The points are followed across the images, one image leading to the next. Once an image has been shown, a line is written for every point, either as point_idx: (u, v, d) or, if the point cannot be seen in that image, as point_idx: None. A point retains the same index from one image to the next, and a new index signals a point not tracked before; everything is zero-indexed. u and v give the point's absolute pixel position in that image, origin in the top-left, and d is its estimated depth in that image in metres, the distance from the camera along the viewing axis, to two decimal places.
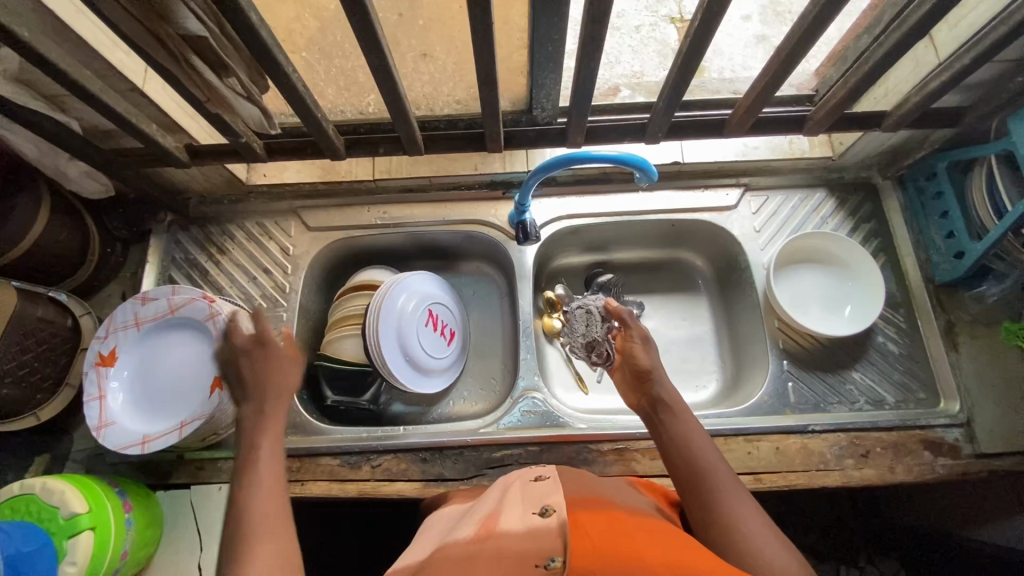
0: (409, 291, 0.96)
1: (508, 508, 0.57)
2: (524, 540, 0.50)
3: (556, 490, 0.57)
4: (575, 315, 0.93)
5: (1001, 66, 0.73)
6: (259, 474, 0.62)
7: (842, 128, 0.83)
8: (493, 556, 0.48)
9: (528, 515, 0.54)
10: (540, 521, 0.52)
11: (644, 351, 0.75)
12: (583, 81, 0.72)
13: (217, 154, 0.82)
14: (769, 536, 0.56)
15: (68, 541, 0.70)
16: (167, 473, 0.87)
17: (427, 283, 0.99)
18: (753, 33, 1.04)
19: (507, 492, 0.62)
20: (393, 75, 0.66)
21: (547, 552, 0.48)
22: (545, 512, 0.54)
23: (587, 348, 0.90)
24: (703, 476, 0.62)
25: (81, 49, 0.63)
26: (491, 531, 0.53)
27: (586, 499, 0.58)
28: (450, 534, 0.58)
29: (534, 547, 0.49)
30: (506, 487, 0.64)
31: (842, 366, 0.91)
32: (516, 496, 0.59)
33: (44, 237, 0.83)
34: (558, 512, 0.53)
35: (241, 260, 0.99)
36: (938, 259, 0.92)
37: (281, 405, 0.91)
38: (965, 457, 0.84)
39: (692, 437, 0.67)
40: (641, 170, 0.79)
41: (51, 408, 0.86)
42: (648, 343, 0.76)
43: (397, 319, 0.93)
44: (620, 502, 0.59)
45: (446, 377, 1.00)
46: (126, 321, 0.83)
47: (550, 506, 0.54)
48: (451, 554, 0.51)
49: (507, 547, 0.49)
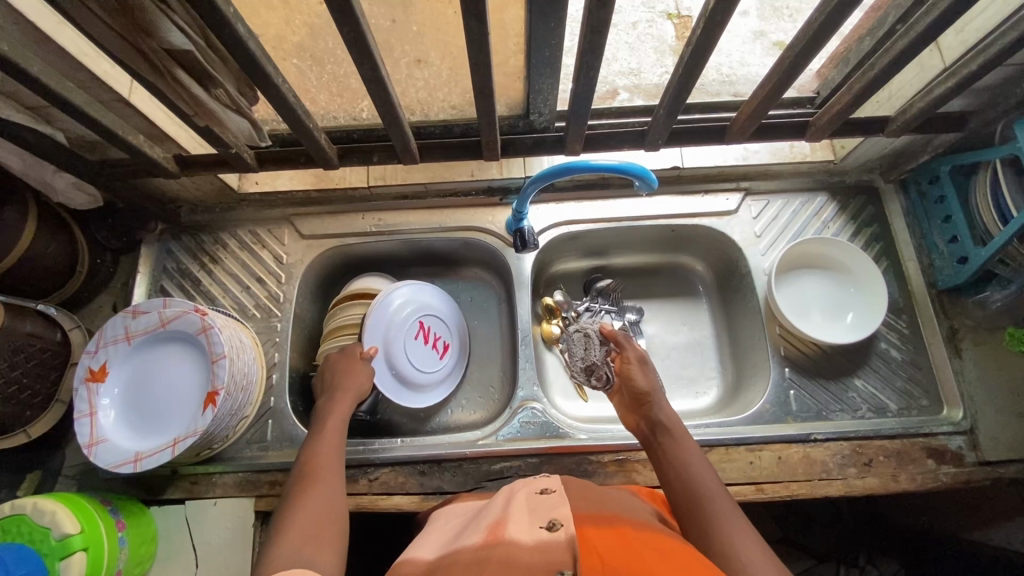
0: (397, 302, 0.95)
1: (515, 516, 0.56)
2: (533, 551, 0.48)
3: (563, 505, 0.56)
4: (573, 338, 0.96)
5: (1007, 71, 0.72)
6: (321, 446, 0.70)
7: (844, 133, 0.82)
8: (500, 566, 0.47)
9: (535, 529, 0.52)
10: (547, 534, 0.51)
11: (642, 374, 0.78)
12: (582, 89, 0.71)
13: (205, 165, 0.80)
14: (768, 567, 0.53)
15: (59, 563, 0.68)
16: (161, 488, 0.86)
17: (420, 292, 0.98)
18: (751, 29, 1.02)
19: (512, 501, 0.61)
20: (386, 85, 0.65)
21: (556, 565, 0.46)
22: (552, 526, 0.52)
23: (585, 373, 0.94)
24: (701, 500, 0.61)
25: (65, 62, 0.61)
26: (499, 538, 0.51)
27: (595, 514, 0.56)
28: (457, 538, 0.57)
29: (543, 559, 0.47)
30: (510, 496, 0.63)
31: (844, 373, 0.90)
32: (522, 506, 0.58)
33: (31, 249, 0.81)
34: (566, 527, 0.51)
35: (234, 269, 0.98)
36: (941, 264, 0.91)
37: (276, 418, 0.90)
38: (968, 465, 0.84)
39: (692, 461, 0.66)
40: (641, 179, 0.78)
41: (42, 424, 0.85)
42: (645, 365, 0.79)
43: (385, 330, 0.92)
44: (625, 516, 0.58)
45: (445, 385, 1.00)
46: (117, 335, 0.81)
47: (557, 520, 0.53)
48: (457, 564, 0.50)
49: (515, 555, 0.48)
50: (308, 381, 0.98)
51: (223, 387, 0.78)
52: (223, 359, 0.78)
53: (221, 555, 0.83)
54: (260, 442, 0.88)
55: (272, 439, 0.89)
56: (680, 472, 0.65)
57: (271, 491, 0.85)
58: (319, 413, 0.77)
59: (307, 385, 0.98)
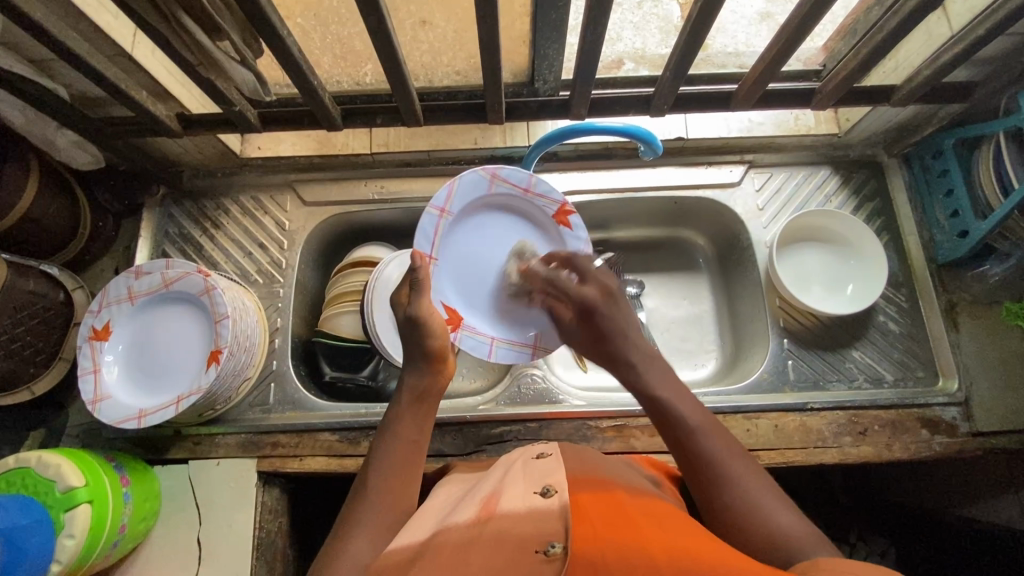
0: (548, 195, 0.86)
1: (510, 485, 0.56)
2: (525, 523, 0.48)
3: (559, 471, 0.56)
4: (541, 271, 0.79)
5: (1013, 40, 0.72)
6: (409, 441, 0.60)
7: (850, 103, 0.82)
8: (494, 544, 0.46)
9: (529, 495, 0.52)
10: (541, 502, 0.51)
11: (586, 286, 0.72)
12: (588, 50, 0.70)
13: (207, 123, 0.80)
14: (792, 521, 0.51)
15: (64, 515, 0.69)
16: (165, 448, 0.87)
17: (507, 184, 0.84)
18: (756, 9, 0.92)
19: (509, 469, 0.61)
20: (391, 42, 0.64)
21: (548, 536, 0.46)
22: (546, 493, 0.52)
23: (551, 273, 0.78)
24: (691, 449, 0.57)
25: (68, 11, 0.62)
26: (492, 512, 0.51)
27: (589, 478, 0.56)
28: (452, 510, 0.56)
29: (535, 530, 0.47)
30: (507, 466, 0.63)
31: (842, 345, 0.91)
32: (518, 473, 0.58)
33: (34, 207, 0.81)
34: (560, 494, 0.51)
35: (236, 235, 0.97)
36: (941, 238, 0.91)
37: (279, 380, 0.91)
38: (961, 435, 0.85)
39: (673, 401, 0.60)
40: (646, 143, 0.79)
41: (45, 382, 0.85)
42: (616, 300, 0.70)
43: (571, 238, 0.87)
44: (623, 484, 0.57)
45: (476, 353, 0.82)
46: (119, 295, 0.82)
47: (552, 486, 0.53)
48: (451, 537, 0.49)
49: (511, 530, 0.48)
50: (310, 348, 0.99)
51: (225, 345, 0.78)
52: (226, 320, 0.79)
53: (224, 513, 0.84)
54: (262, 405, 0.90)
55: (274, 402, 0.90)
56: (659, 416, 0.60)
57: (274, 452, 0.86)
58: (403, 388, 0.64)
59: (309, 352, 0.98)
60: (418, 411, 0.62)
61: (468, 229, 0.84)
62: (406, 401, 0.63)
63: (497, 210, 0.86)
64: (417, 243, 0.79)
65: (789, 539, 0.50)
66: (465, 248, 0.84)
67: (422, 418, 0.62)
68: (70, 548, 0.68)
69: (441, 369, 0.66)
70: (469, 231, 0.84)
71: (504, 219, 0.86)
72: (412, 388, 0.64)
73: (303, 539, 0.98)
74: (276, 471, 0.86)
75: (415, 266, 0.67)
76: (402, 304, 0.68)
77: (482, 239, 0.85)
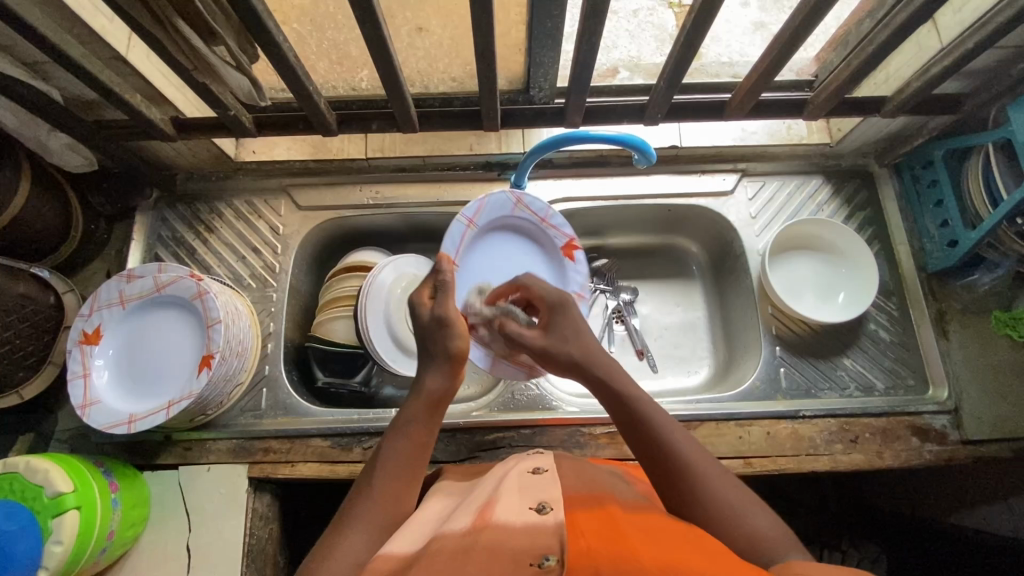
0: (560, 229, 0.91)
1: (505, 496, 0.55)
2: (520, 536, 0.48)
3: (554, 488, 0.56)
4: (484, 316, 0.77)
5: (1002, 53, 0.73)
6: (413, 446, 0.59)
7: (841, 113, 0.83)
8: (489, 555, 0.46)
9: (524, 510, 0.52)
10: (536, 517, 0.51)
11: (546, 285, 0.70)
12: (583, 61, 0.70)
13: (204, 128, 0.80)
14: (764, 518, 0.53)
15: (52, 521, 0.68)
16: (155, 454, 0.86)
17: (528, 211, 0.89)
18: (750, 19, 0.93)
19: (504, 480, 0.60)
20: (388, 49, 0.65)
21: (543, 549, 0.46)
22: (541, 509, 0.52)
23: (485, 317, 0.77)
24: (660, 455, 0.56)
25: (61, 13, 0.61)
26: (487, 522, 0.50)
27: (586, 496, 0.56)
28: (445, 518, 0.55)
29: (531, 543, 0.47)
30: (501, 476, 0.62)
31: (833, 352, 0.92)
32: (513, 485, 0.58)
33: (25, 209, 0.81)
34: (555, 510, 0.51)
35: (229, 239, 0.97)
36: (930, 248, 0.92)
37: (271, 386, 0.90)
38: (951, 443, 0.85)
39: (643, 405, 0.59)
40: (640, 151, 0.79)
41: (34, 386, 0.84)
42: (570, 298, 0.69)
43: (571, 271, 0.92)
44: (620, 498, 0.57)
45: (479, 362, 0.84)
46: (111, 299, 0.81)
47: (547, 502, 0.53)
48: (445, 546, 0.49)
49: (506, 542, 0.47)
50: (302, 353, 0.98)
51: (218, 350, 0.78)
52: (218, 324, 0.78)
53: (215, 519, 0.83)
54: (254, 410, 0.89)
55: (266, 407, 0.89)
56: (625, 415, 0.58)
57: (265, 457, 0.86)
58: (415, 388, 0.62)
59: (302, 357, 0.98)
60: (431, 417, 0.60)
61: (486, 246, 0.89)
62: (419, 403, 0.61)
63: (516, 231, 0.91)
64: (443, 248, 0.83)
65: (756, 540, 0.52)
66: (484, 261, 0.88)
67: (431, 427, 0.61)
68: (58, 554, 0.67)
69: (457, 374, 0.64)
70: (490, 248, 0.89)
71: (516, 242, 0.91)
72: (429, 393, 0.61)
73: (293, 545, 0.98)
74: (268, 476, 0.85)
75: (439, 270, 0.67)
76: (426, 306, 0.66)
77: (498, 254, 0.89)
